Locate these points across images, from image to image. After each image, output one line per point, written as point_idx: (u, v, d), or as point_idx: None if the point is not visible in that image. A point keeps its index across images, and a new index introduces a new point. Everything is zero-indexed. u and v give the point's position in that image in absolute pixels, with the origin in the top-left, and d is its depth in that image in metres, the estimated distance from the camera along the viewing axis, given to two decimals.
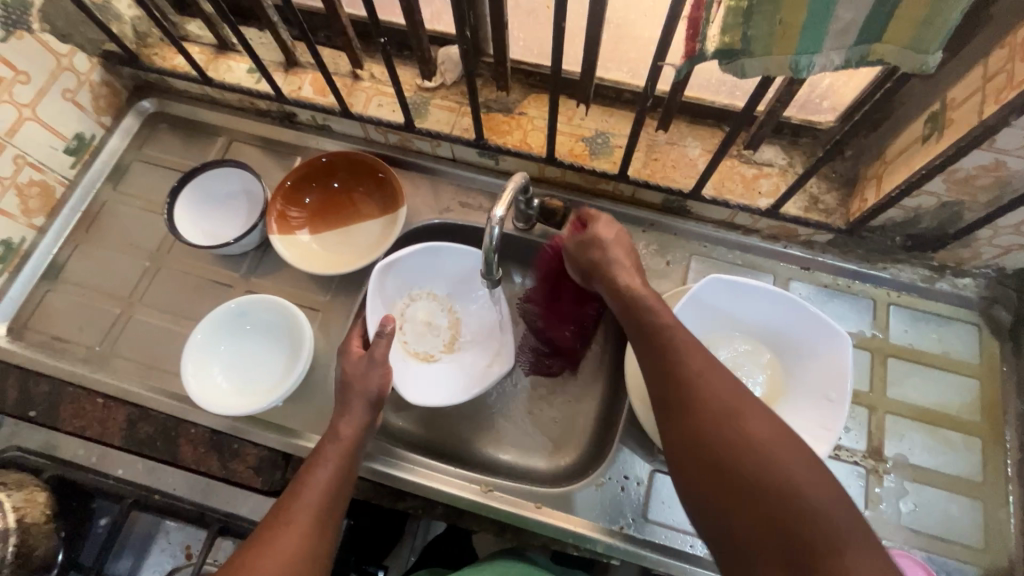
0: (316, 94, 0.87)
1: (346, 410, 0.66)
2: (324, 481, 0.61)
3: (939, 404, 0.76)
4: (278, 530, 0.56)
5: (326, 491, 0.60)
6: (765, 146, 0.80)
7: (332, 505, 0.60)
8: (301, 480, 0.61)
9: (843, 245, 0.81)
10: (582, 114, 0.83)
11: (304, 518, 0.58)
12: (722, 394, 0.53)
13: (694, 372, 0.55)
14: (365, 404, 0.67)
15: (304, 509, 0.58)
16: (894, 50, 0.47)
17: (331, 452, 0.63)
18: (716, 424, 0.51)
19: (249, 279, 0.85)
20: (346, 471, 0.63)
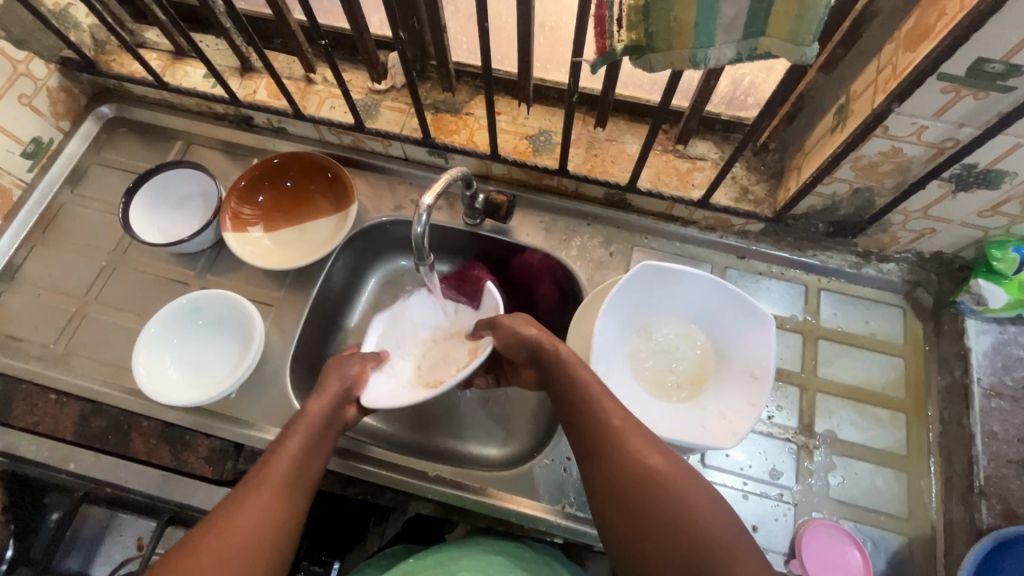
0: (270, 97, 0.90)
1: (319, 392, 0.68)
2: (294, 451, 0.62)
3: (866, 382, 0.80)
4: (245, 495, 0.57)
5: (293, 462, 0.61)
6: (697, 141, 0.84)
7: (299, 479, 0.60)
8: (271, 451, 0.61)
9: (775, 234, 0.86)
10: (526, 113, 0.87)
11: (271, 485, 0.58)
12: (626, 438, 0.59)
13: (606, 423, 0.60)
14: (336, 383, 0.70)
15: (272, 478, 0.59)
16: (778, 43, 0.51)
17: (298, 426, 0.64)
18: (623, 469, 0.57)
19: (205, 276, 0.87)
20: (316, 443, 0.64)
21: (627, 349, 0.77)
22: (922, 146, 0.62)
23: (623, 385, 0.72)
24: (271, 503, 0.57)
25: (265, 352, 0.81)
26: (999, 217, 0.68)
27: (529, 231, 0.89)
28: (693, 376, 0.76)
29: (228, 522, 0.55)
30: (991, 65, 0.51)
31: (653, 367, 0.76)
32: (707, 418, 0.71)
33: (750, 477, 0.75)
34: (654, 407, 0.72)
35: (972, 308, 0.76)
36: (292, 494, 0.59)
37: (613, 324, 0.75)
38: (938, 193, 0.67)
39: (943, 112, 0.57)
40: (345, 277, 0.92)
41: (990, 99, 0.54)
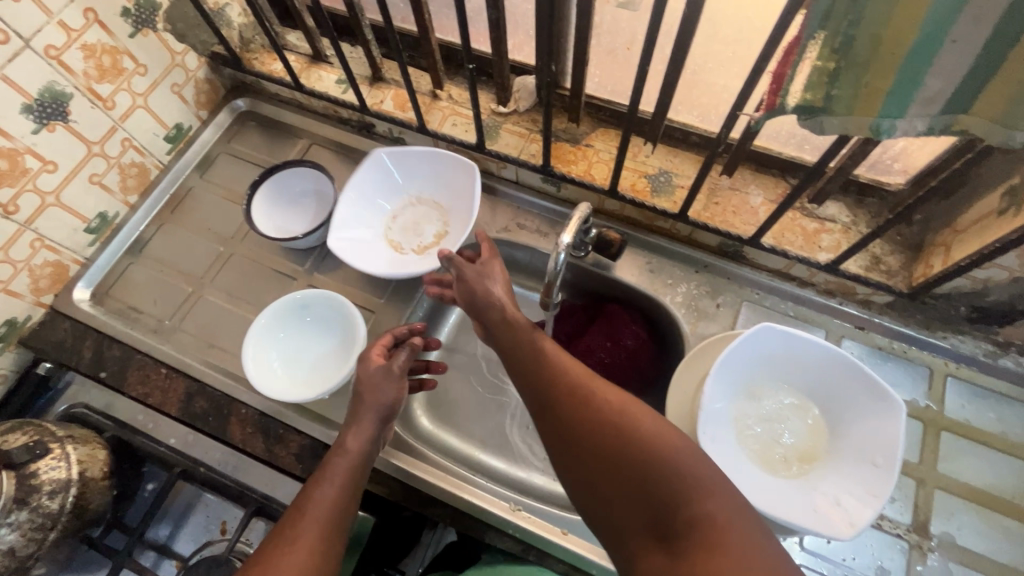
0: (396, 108, 0.92)
1: (354, 424, 0.66)
2: (333, 493, 0.59)
3: (994, 486, 0.73)
4: (281, 547, 0.54)
5: (332, 505, 0.59)
6: (829, 202, 0.80)
7: (338, 522, 0.58)
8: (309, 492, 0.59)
9: (902, 309, 0.80)
10: (648, 152, 0.85)
11: (310, 531, 0.55)
12: (608, 402, 0.52)
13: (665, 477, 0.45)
14: (375, 417, 0.67)
15: (310, 523, 0.56)
16: (981, 122, 0.47)
17: (338, 460, 0.63)
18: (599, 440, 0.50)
19: (312, 274, 0.89)
20: (356, 483, 0.62)
21: (734, 411, 0.73)
22: None
23: (727, 450, 0.69)
24: (310, 537, 0.55)
25: None
26: None
27: (634, 271, 0.87)
28: (803, 452, 0.71)
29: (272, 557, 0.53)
30: None
31: (757, 431, 0.72)
32: (816, 498, 0.66)
33: (852, 570, 0.69)
34: (760, 476, 0.68)
35: None
36: (335, 532, 0.57)
37: (723, 385, 0.71)
38: None
39: None
40: None
41: None
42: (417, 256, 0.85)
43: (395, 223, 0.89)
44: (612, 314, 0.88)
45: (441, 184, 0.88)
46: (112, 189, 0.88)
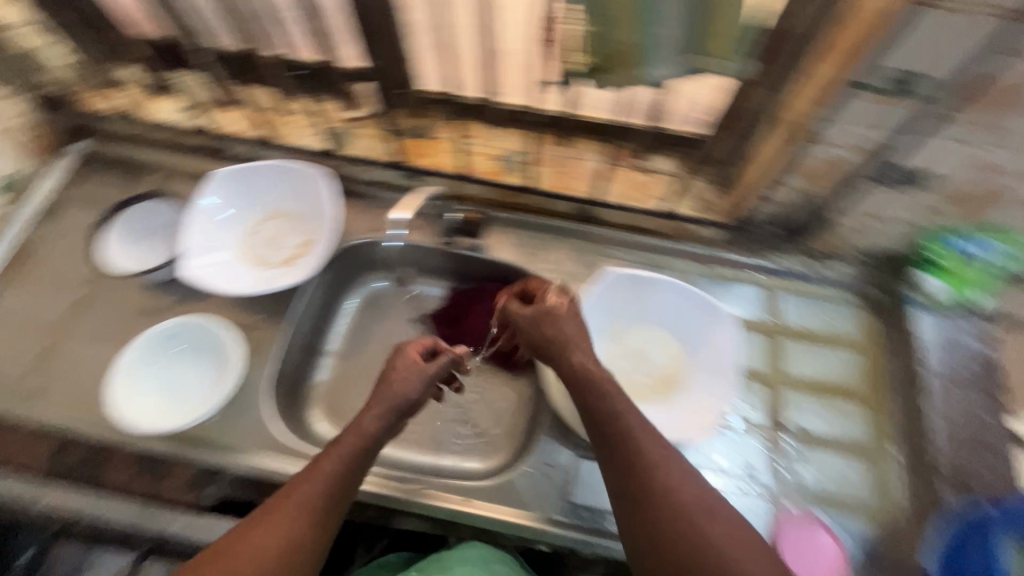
0: (246, 128, 0.93)
1: (371, 405, 0.64)
2: (327, 476, 0.59)
3: (828, 376, 0.84)
4: (269, 518, 0.56)
5: (326, 488, 0.59)
6: (657, 157, 0.90)
7: (327, 513, 0.58)
8: (305, 473, 0.60)
9: (734, 240, 0.90)
10: (495, 136, 0.92)
11: (299, 514, 0.56)
12: (660, 471, 0.56)
13: (692, 541, 0.52)
14: (388, 410, 0.64)
15: (297, 503, 0.57)
16: (716, 59, 0.56)
17: (349, 438, 0.62)
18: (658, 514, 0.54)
19: (182, 304, 0.87)
20: (356, 468, 0.61)
21: (602, 353, 0.80)
22: (855, 150, 0.68)
23: (599, 389, 0.76)
24: (297, 524, 0.56)
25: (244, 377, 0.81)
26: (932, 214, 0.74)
27: (503, 247, 0.92)
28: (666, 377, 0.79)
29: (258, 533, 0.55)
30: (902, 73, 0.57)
31: (626, 370, 0.80)
32: (680, 411, 0.74)
33: (724, 473, 0.77)
34: (631, 406, 0.75)
35: (918, 300, 0.84)
36: (322, 520, 0.58)
37: (588, 329, 0.78)
38: (875, 194, 0.73)
39: (868, 117, 0.63)
40: (326, 300, 0.94)
41: (906, 106, 0.60)
42: (284, 267, 0.87)
43: (256, 238, 0.90)
44: (492, 293, 0.93)
45: (295, 194, 0.91)
46: None
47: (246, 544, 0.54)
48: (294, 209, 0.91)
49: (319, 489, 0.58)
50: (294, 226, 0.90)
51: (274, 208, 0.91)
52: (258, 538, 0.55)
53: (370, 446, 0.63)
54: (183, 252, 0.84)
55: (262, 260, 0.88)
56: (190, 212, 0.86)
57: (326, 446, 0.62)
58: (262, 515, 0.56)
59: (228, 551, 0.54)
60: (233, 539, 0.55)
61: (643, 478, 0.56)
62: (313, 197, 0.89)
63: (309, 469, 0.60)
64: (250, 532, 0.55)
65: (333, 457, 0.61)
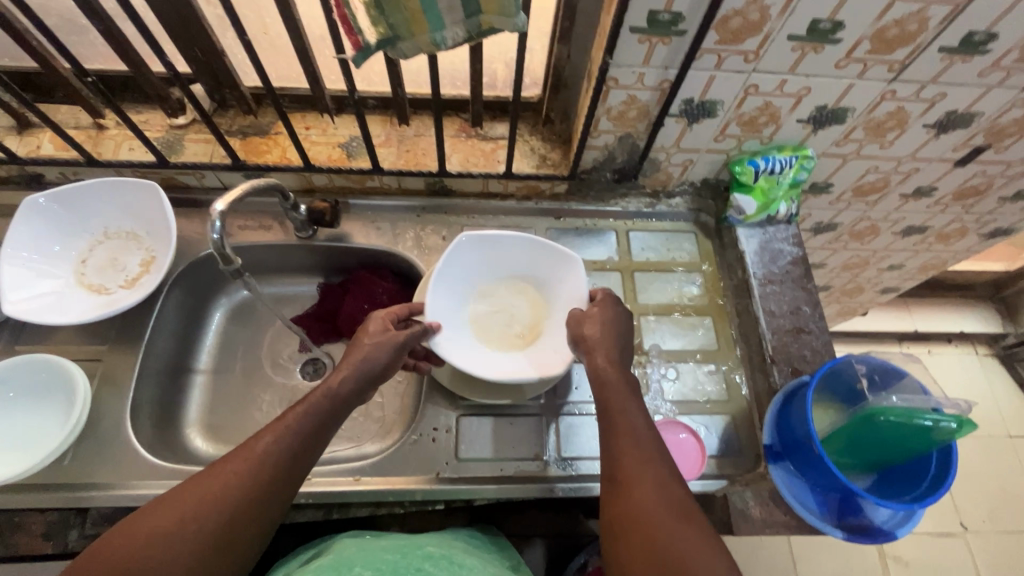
0: (57, 150, 0.86)
1: (341, 368, 0.66)
2: (295, 429, 0.60)
3: (678, 298, 0.94)
4: (235, 464, 0.56)
5: (296, 443, 0.60)
6: (495, 123, 0.94)
7: (291, 467, 0.59)
8: (276, 424, 0.61)
9: (579, 191, 0.97)
10: (334, 124, 0.92)
11: (261, 464, 0.57)
12: (638, 462, 0.61)
13: (653, 527, 0.55)
14: (362, 375, 0.66)
15: (260, 452, 0.57)
16: (497, 18, 0.61)
17: (319, 395, 0.63)
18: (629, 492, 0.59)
19: (12, 348, 0.80)
20: (322, 430, 0.62)
21: (467, 314, 0.83)
22: (648, 90, 0.76)
23: (462, 342, 0.79)
24: (259, 472, 0.56)
25: (97, 410, 0.76)
26: (729, 139, 0.85)
27: (363, 233, 0.93)
28: (529, 324, 0.84)
29: (223, 474, 0.55)
30: (661, 15, 0.65)
31: (491, 324, 0.84)
32: (540, 352, 0.79)
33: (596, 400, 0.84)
34: (493, 355, 0.79)
35: (737, 219, 0.93)
36: (284, 473, 0.58)
37: (450, 293, 0.81)
38: (677, 128, 0.82)
39: (649, 58, 0.71)
40: (190, 316, 0.91)
41: (674, 43, 0.69)
42: (126, 289, 0.82)
43: (88, 264, 0.84)
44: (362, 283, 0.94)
45: (127, 211, 0.86)
46: None
47: (211, 487, 0.54)
48: (129, 228, 0.86)
49: (286, 443, 0.59)
50: (132, 245, 0.86)
51: (106, 230, 0.86)
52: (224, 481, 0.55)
53: (339, 402, 0.64)
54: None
55: (103, 286, 0.83)
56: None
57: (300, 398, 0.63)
58: (230, 458, 0.57)
59: (194, 485, 0.55)
60: (197, 480, 0.55)
61: (623, 465, 0.61)
62: (148, 211, 0.84)
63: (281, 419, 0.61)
64: (218, 474, 0.56)
65: (306, 410, 0.62)
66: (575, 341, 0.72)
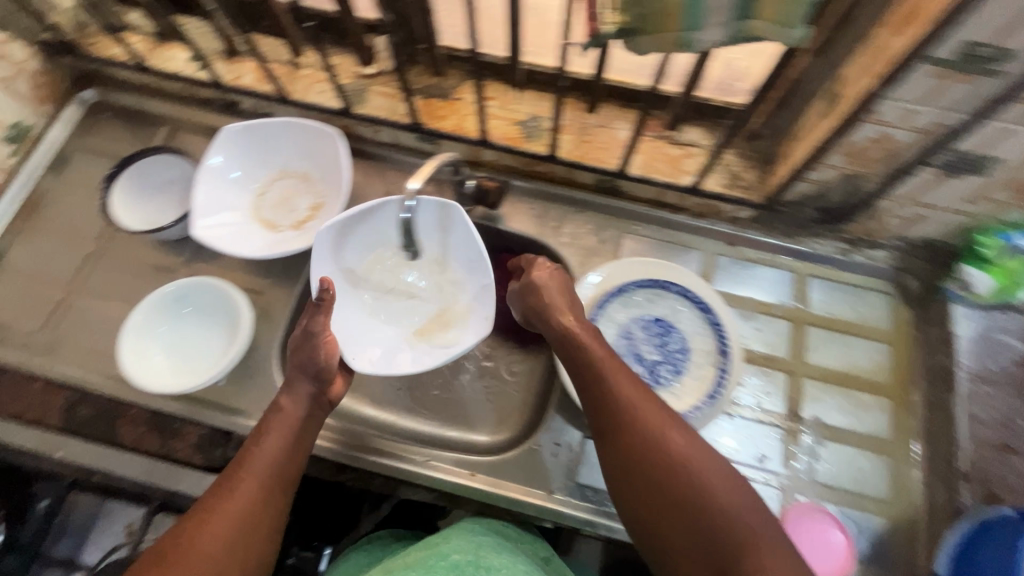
0: (256, 82, 0.89)
1: (289, 389, 0.65)
2: (268, 455, 0.60)
3: (853, 367, 0.81)
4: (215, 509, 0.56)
5: (269, 467, 0.60)
6: (689, 127, 0.84)
7: (278, 482, 0.60)
8: (247, 452, 0.61)
9: (765, 221, 0.85)
10: (517, 99, 0.86)
11: (240, 499, 0.57)
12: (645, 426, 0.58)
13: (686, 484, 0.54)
14: (307, 379, 0.66)
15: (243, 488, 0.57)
16: (769, 26, 0.51)
17: (274, 426, 0.63)
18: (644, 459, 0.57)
19: (192, 264, 0.86)
20: (293, 446, 0.62)
21: (367, 310, 0.82)
22: (911, 131, 0.62)
23: (362, 316, 0.81)
24: (243, 513, 0.56)
25: (255, 341, 0.80)
26: (986, 204, 0.69)
27: (520, 218, 0.88)
28: (432, 311, 0.83)
29: (214, 520, 0.55)
30: (982, 50, 0.52)
31: (405, 315, 0.83)
32: (468, 317, 0.79)
33: (737, 462, 0.75)
34: (422, 346, 0.80)
35: (960, 294, 0.77)
36: (274, 489, 0.59)
37: (345, 301, 0.80)
38: (926, 179, 0.67)
39: (932, 97, 0.57)
40: None
41: (980, 84, 0.54)
42: (293, 231, 0.84)
43: (264, 199, 0.87)
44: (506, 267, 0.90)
45: (305, 154, 0.87)
46: None
47: (195, 545, 0.53)
48: (306, 169, 0.88)
49: (260, 472, 0.59)
50: (307, 187, 0.87)
51: (285, 168, 0.88)
52: (205, 535, 0.54)
53: (296, 426, 0.63)
54: (192, 212, 0.81)
55: (277, 224, 0.86)
56: (197, 170, 0.82)
57: (255, 436, 0.62)
58: (204, 507, 0.56)
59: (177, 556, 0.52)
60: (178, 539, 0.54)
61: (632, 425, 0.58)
62: (327, 157, 0.85)
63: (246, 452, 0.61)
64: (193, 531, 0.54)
65: (270, 435, 0.62)
66: (532, 315, 0.71)
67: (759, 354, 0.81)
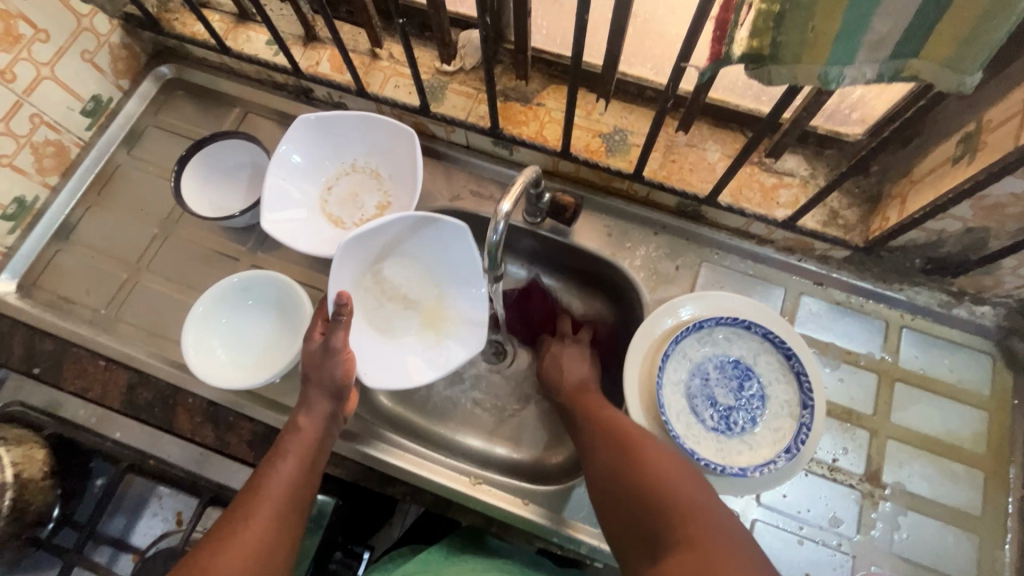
0: (333, 70, 0.86)
1: (306, 406, 0.66)
2: (281, 477, 0.60)
3: (943, 433, 0.74)
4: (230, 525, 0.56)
5: (281, 489, 0.60)
6: (788, 155, 0.77)
7: (300, 493, 0.61)
8: (262, 472, 0.61)
9: (860, 263, 0.79)
10: (602, 109, 0.81)
11: (248, 520, 0.56)
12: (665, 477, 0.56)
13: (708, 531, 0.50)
14: (323, 396, 0.66)
15: (256, 508, 0.58)
16: (931, 67, 0.44)
17: (290, 447, 0.63)
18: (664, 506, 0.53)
19: (255, 254, 0.84)
20: (306, 472, 0.62)
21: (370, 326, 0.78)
22: None
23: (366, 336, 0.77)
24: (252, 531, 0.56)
25: None
26: None
27: (592, 235, 0.84)
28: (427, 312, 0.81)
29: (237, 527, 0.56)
30: None
31: (401, 321, 0.80)
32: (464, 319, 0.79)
33: (806, 521, 0.71)
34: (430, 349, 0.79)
35: None
36: (284, 516, 0.59)
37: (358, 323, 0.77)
38: None
39: None
40: None
41: None
42: None
43: (332, 193, 0.85)
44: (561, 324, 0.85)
45: (378, 151, 0.84)
46: (27, 170, 0.80)
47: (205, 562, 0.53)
48: (377, 166, 0.85)
49: (273, 492, 0.59)
50: (377, 185, 0.85)
51: (356, 163, 0.85)
52: (214, 552, 0.54)
53: (309, 451, 0.63)
54: (261, 203, 0.78)
55: (344, 221, 0.84)
56: (269, 158, 0.80)
57: (270, 457, 0.63)
58: (220, 526, 0.57)
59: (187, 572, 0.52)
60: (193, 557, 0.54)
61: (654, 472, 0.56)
62: (401, 157, 0.82)
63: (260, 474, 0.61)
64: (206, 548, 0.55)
65: (286, 458, 0.62)
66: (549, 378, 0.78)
67: (840, 407, 0.76)
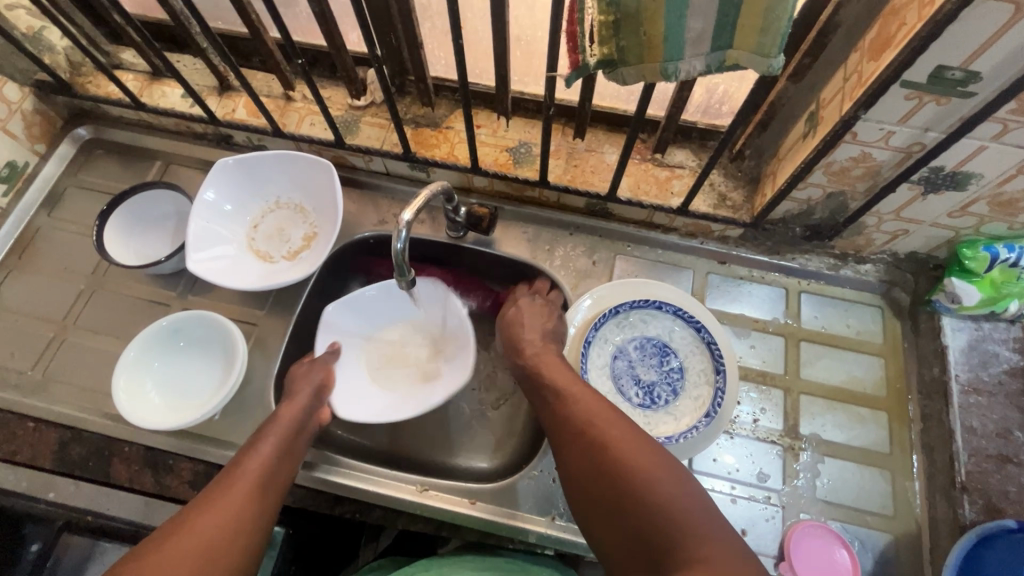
0: (249, 115, 0.90)
1: (288, 398, 0.71)
2: (265, 451, 0.64)
3: (849, 382, 0.81)
4: (220, 492, 0.59)
5: (265, 462, 0.63)
6: (675, 150, 0.86)
7: (277, 468, 0.64)
8: (245, 452, 0.64)
9: (754, 239, 0.87)
10: (506, 126, 0.88)
11: (235, 492, 0.59)
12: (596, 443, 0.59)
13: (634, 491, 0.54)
14: (308, 391, 0.73)
15: (242, 477, 0.61)
16: (745, 55, 0.52)
17: (273, 427, 0.67)
18: (595, 477, 0.57)
19: (186, 297, 0.86)
20: (289, 447, 0.66)
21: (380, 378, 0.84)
22: (890, 150, 0.64)
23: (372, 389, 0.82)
24: (238, 500, 0.58)
25: (249, 373, 0.80)
26: (969, 217, 0.70)
27: (513, 242, 0.89)
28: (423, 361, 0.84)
29: (202, 513, 0.57)
30: (950, 72, 0.53)
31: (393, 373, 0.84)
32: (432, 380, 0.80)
33: (738, 481, 0.75)
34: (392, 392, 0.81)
35: (947, 306, 0.78)
36: (264, 492, 0.61)
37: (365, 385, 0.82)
38: (908, 195, 0.69)
39: (908, 117, 0.59)
40: (331, 295, 0.91)
41: (951, 104, 0.56)
42: (288, 262, 0.85)
43: (259, 231, 0.88)
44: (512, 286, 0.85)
45: (300, 186, 0.88)
46: None
47: (194, 529, 0.55)
48: (301, 201, 0.88)
49: (257, 465, 0.62)
50: (304, 218, 0.88)
51: (282, 200, 0.89)
52: (208, 516, 0.56)
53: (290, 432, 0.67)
54: (185, 246, 0.81)
55: (272, 257, 0.86)
56: (191, 204, 0.83)
57: (256, 434, 0.66)
58: (212, 494, 0.59)
59: (181, 534, 0.54)
60: (184, 521, 0.56)
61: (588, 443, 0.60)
62: (323, 188, 0.86)
63: (246, 451, 0.64)
64: (197, 515, 0.56)
65: (270, 436, 0.66)
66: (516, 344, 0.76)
67: (755, 371, 0.82)
